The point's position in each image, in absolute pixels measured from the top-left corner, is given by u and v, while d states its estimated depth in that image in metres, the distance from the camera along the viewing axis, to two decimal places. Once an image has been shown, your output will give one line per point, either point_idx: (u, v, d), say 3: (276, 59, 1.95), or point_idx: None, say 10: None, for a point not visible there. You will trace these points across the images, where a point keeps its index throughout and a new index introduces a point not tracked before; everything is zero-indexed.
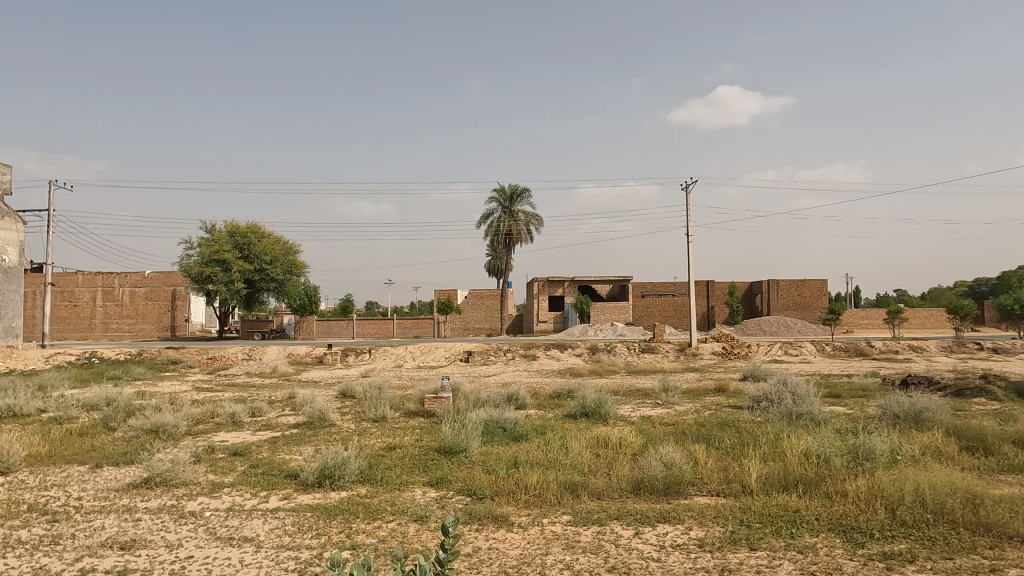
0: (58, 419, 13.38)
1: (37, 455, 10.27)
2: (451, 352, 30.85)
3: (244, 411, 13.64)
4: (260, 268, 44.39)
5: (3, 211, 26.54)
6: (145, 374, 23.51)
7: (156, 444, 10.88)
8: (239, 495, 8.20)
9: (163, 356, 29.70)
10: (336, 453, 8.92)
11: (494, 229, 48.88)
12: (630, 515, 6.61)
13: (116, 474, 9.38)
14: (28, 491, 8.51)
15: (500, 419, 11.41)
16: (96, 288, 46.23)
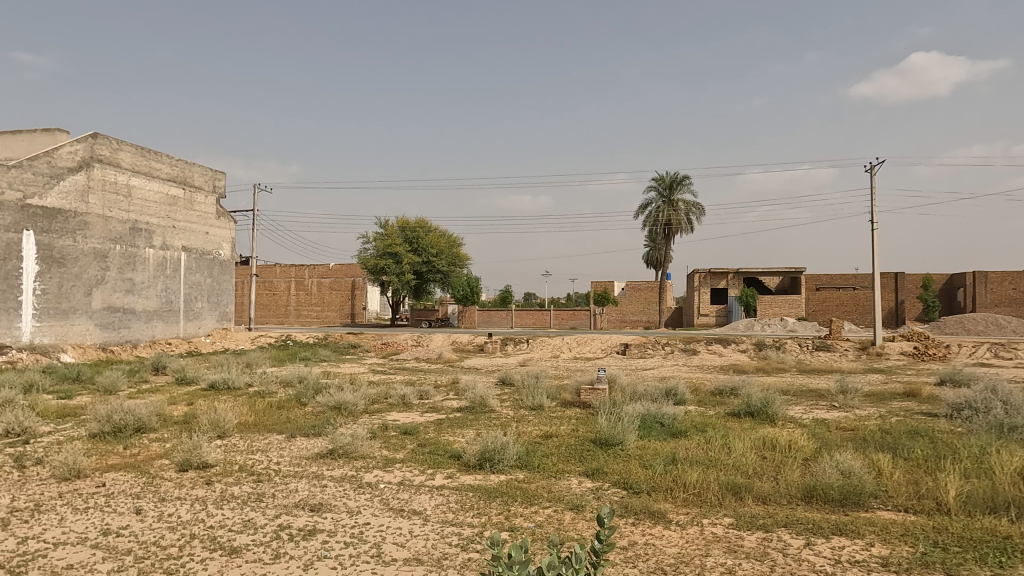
0: (261, 393, 15.33)
1: (246, 423, 11.87)
2: (607, 344, 30.67)
3: (413, 393, 14.62)
4: (427, 260, 47.44)
5: (220, 212, 30.75)
6: (329, 356, 26.06)
7: (339, 419, 12.06)
8: (408, 470, 8.83)
9: (345, 341, 32.77)
10: (496, 437, 9.26)
11: (652, 220, 47.64)
12: (800, 524, 6.15)
13: (307, 443, 10.54)
14: (239, 454, 9.86)
15: (658, 413, 11.15)
16: (290, 279, 51.92)
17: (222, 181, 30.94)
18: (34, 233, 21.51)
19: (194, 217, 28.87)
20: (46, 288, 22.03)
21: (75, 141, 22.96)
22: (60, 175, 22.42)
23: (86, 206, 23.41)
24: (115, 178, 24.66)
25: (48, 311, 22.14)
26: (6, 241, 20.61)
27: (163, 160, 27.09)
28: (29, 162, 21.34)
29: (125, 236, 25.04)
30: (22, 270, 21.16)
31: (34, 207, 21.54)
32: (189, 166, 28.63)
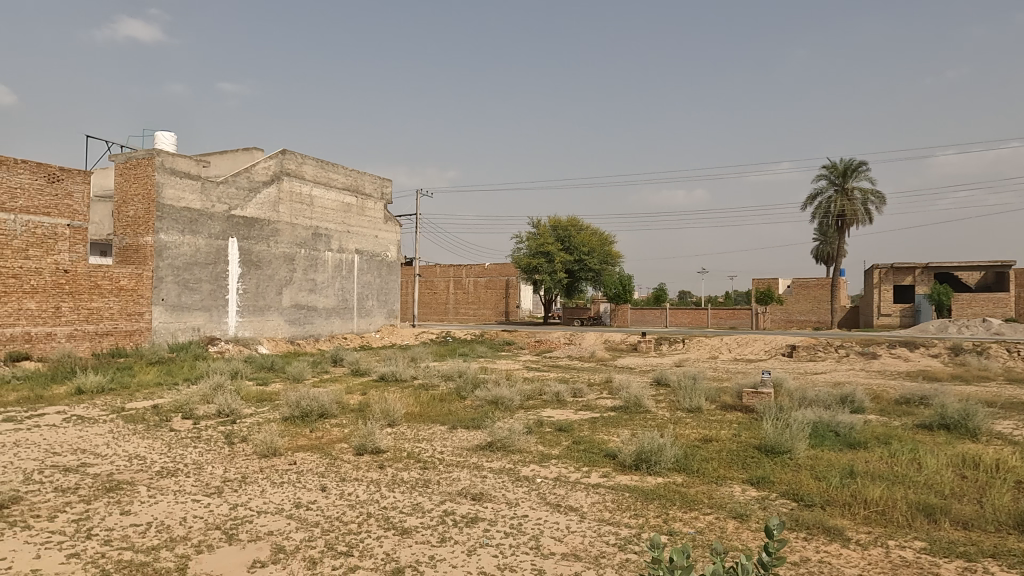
0: (425, 386, 16.32)
1: (413, 413, 12.70)
2: (771, 346, 28.77)
3: (567, 391, 14.75)
4: (579, 258, 47.59)
5: (388, 217, 33.17)
6: (486, 353, 27.08)
7: (497, 413, 12.49)
8: (564, 467, 8.92)
9: (500, 338, 33.87)
10: (653, 438, 9.06)
11: (823, 211, 43.87)
12: (1013, 556, 5.33)
13: (468, 435, 11.04)
14: (407, 441, 10.57)
15: (832, 421, 10.26)
16: (449, 278, 54.68)
17: (389, 188, 33.23)
18: (236, 240, 24.61)
19: (365, 222, 31.41)
20: (247, 288, 25.13)
21: (268, 158, 25.91)
22: (257, 188, 25.44)
23: (277, 215, 26.36)
24: (300, 190, 27.49)
25: (249, 308, 25.23)
26: (216, 247, 23.79)
27: (339, 170, 29.69)
28: (233, 178, 24.42)
29: (308, 241, 27.87)
30: (228, 273, 24.33)
31: (237, 217, 24.65)
32: (361, 175, 31.10)
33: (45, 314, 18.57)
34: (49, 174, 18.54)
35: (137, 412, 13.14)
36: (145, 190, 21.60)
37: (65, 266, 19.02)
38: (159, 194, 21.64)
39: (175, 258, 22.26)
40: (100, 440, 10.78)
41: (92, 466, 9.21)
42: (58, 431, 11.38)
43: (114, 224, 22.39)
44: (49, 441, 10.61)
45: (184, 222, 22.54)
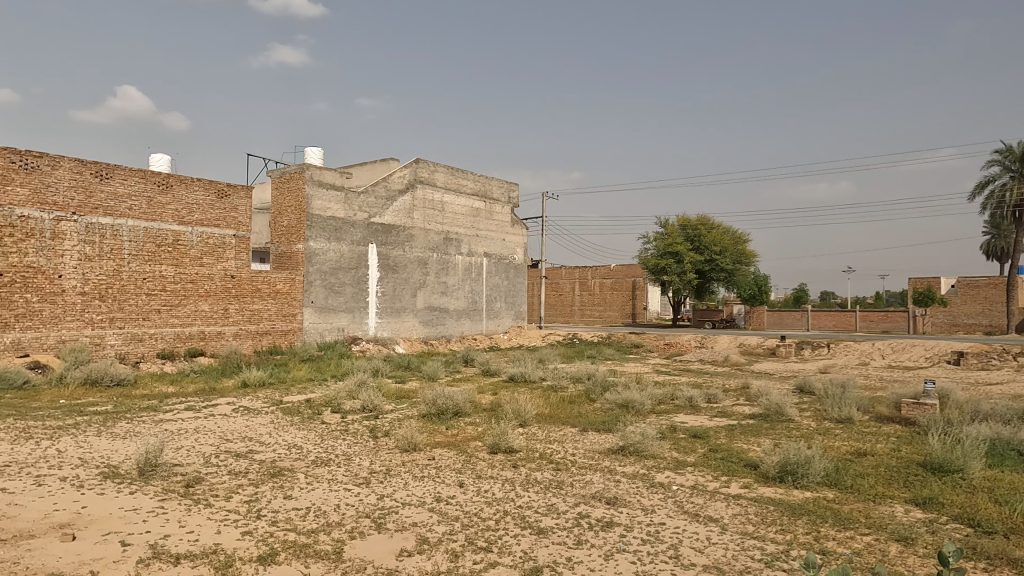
0: (554, 387, 16.44)
1: (544, 414, 12.83)
2: (933, 352, 25.99)
3: (701, 396, 14.24)
4: (711, 258, 45.74)
5: (514, 220, 33.81)
6: (613, 355, 26.77)
7: (628, 417, 12.31)
8: (701, 475, 8.61)
9: (627, 340, 33.36)
10: (799, 449, 8.50)
11: (996, 201, 38.92)
12: None
13: (599, 439, 10.96)
14: (539, 442, 10.70)
15: (1014, 439, 9.08)
16: (574, 280, 54.70)
17: (516, 192, 33.78)
18: (376, 246, 26.18)
19: (493, 226, 32.22)
20: (385, 291, 26.66)
21: (403, 167, 27.32)
22: (394, 197, 26.91)
23: (411, 221, 27.72)
24: (432, 197, 28.73)
25: (387, 310, 26.75)
26: (358, 253, 25.46)
27: (469, 176, 30.64)
28: (372, 188, 26.01)
29: (440, 245, 29.07)
30: (369, 276, 25.94)
31: (376, 224, 26.22)
32: (489, 180, 31.90)
33: (216, 315, 20.84)
34: (218, 191, 20.74)
35: (293, 405, 14.38)
36: (297, 202, 23.58)
37: (232, 271, 21.23)
38: (309, 205, 23.53)
39: (323, 263, 24.10)
40: (264, 430, 11.92)
41: (258, 453, 10.20)
42: (230, 420, 12.72)
43: (271, 234, 24.65)
44: (223, 429, 11.89)
45: (330, 230, 24.35)
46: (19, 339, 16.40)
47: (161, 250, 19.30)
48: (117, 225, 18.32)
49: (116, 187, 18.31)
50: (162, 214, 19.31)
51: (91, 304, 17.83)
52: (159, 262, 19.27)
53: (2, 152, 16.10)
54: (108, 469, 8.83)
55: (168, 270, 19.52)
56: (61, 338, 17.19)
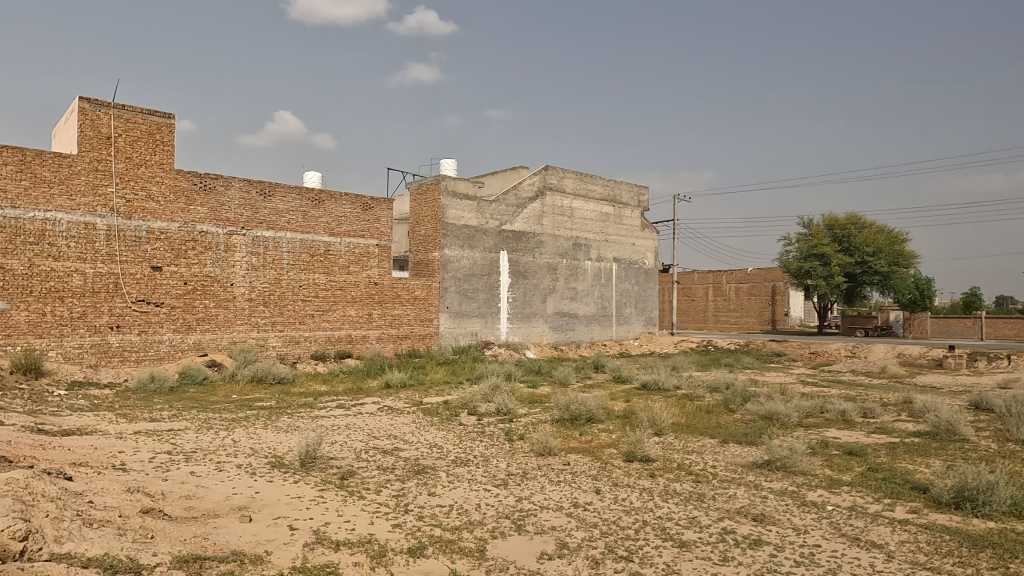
0: (690, 396, 15.89)
1: (680, 424, 12.45)
2: None
3: (855, 410, 13.13)
4: (862, 260, 42.08)
5: (645, 224, 33.17)
6: (752, 364, 25.40)
7: (773, 430, 11.61)
8: (860, 496, 7.94)
9: (768, 348, 31.50)
10: (979, 474, 7.58)
11: None
12: None
13: (741, 451, 10.45)
14: (677, 452, 10.39)
15: None
16: (707, 285, 52.58)
17: (646, 195, 33.09)
18: (507, 253, 26.78)
19: (623, 230, 31.83)
20: (516, 297, 27.18)
21: (533, 175, 27.76)
22: (524, 205, 27.40)
23: (541, 228, 28.07)
24: (561, 203, 28.91)
25: (518, 315, 27.25)
26: (490, 260, 26.20)
27: (597, 181, 30.49)
28: (503, 196, 26.67)
29: (569, 251, 29.19)
30: (500, 283, 26.59)
31: (507, 231, 26.83)
32: (618, 184, 31.54)
33: (362, 319, 22.33)
34: (364, 204, 22.22)
35: (431, 406, 15.05)
36: (433, 212, 24.71)
37: (376, 279, 22.66)
38: (444, 215, 24.58)
39: (457, 270, 25.05)
40: (407, 429, 12.58)
41: (403, 450, 10.78)
42: (376, 419, 13.56)
43: (410, 242, 26.01)
44: (370, 426, 12.71)
45: (464, 238, 25.26)
46: (199, 340, 18.58)
47: (315, 259, 21.02)
48: (278, 238, 20.21)
49: (277, 203, 20.21)
50: (315, 227, 21.03)
51: (256, 309, 19.81)
52: (313, 271, 21.01)
53: (187, 175, 18.33)
54: (275, 459, 9.75)
55: (321, 278, 21.21)
56: (233, 340, 19.25)
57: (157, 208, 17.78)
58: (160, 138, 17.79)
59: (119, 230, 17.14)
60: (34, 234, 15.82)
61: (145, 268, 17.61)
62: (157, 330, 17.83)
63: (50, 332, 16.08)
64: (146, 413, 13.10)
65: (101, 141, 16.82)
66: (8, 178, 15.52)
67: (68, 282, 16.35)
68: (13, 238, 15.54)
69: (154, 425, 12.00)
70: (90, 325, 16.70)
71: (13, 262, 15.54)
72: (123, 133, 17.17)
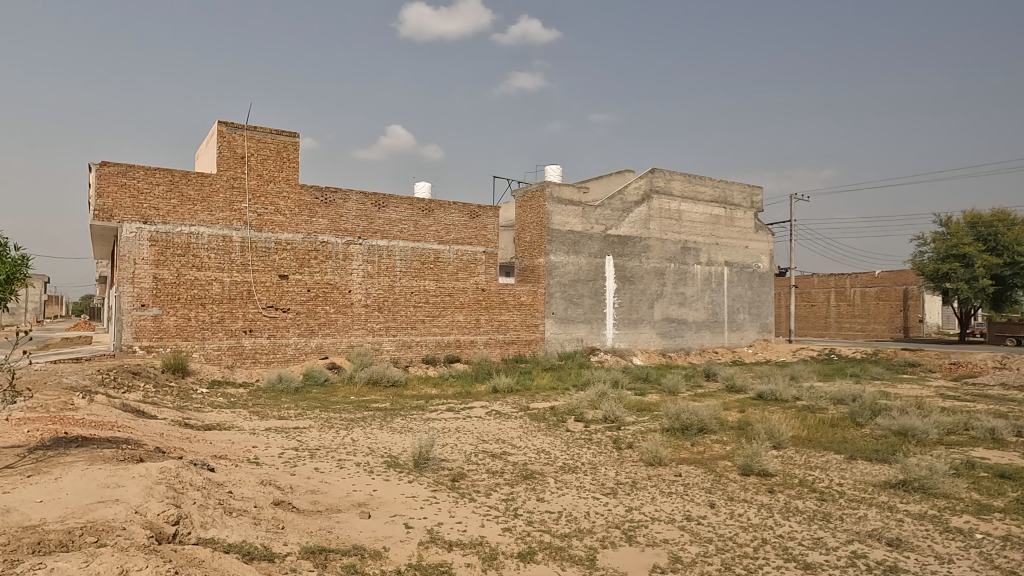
0: (811, 408, 14.92)
1: (801, 437, 11.72)
2: None
3: (1008, 428, 11.77)
4: (1013, 260, 37.78)
5: (759, 226, 31.65)
6: (882, 374, 23.46)
7: (908, 447, 10.66)
8: (1015, 525, 7.11)
9: (900, 358, 28.97)
10: None
11: None
12: None
13: (872, 469, 9.67)
14: (798, 468, 9.79)
15: None
16: (829, 289, 49.24)
17: (760, 195, 31.53)
18: (613, 258, 26.46)
19: (735, 233, 30.55)
20: (622, 302, 26.77)
21: (639, 178, 27.29)
22: (630, 208, 26.99)
23: (648, 232, 27.51)
24: (669, 206, 28.20)
25: (624, 321, 26.82)
26: (596, 265, 26.00)
27: (707, 183, 29.45)
28: (609, 201, 26.41)
29: (677, 255, 28.41)
30: (606, 288, 26.32)
31: (613, 236, 26.52)
32: (730, 185, 30.31)
33: (470, 325, 22.87)
34: (471, 212, 22.76)
35: (538, 412, 15.13)
36: (539, 219, 24.89)
37: (483, 285, 23.14)
38: (549, 221, 24.70)
39: (563, 276, 25.06)
40: (515, 433, 12.71)
41: (511, 455, 10.91)
42: (485, 423, 13.81)
43: (516, 249, 26.33)
44: (480, 430, 12.96)
45: (569, 244, 25.26)
46: (321, 344, 19.79)
47: (425, 266, 21.79)
48: (391, 247, 21.15)
49: (391, 214, 21.15)
50: (425, 235, 21.81)
51: (372, 315, 20.82)
52: (424, 278, 21.78)
53: (309, 189, 19.59)
54: (390, 459, 10.17)
55: (431, 285, 21.95)
56: (350, 344, 20.33)
57: (284, 221, 19.16)
58: (287, 156, 19.13)
59: (251, 242, 18.62)
60: (181, 247, 17.56)
61: (273, 277, 19.02)
62: (284, 334, 19.18)
63: (194, 335, 17.73)
64: (275, 411, 14.12)
65: (236, 161, 18.35)
66: (160, 197, 17.30)
67: (208, 289, 17.98)
68: (164, 250, 17.31)
69: (282, 423, 12.91)
70: (228, 329, 18.26)
71: (164, 272, 17.30)
72: (255, 152, 18.63)
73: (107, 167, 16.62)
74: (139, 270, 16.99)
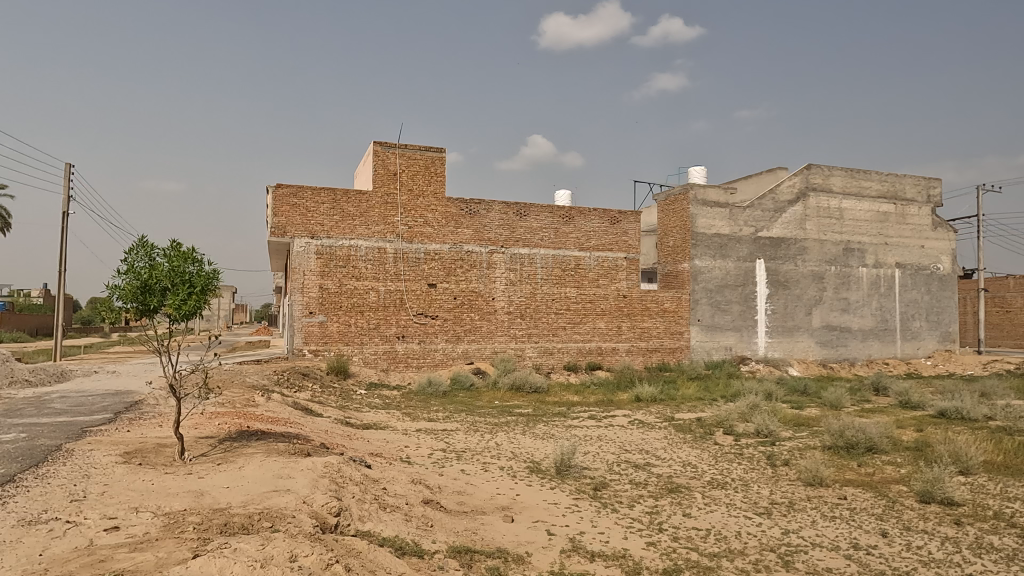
0: (1008, 430, 12.96)
1: (994, 462, 10.23)
2: None
3: None
4: None
5: (937, 222, 28.25)
6: None
7: None
8: None
9: None
10: None
11: None
12: None
13: None
14: (992, 497, 8.54)
15: None
16: None
17: (939, 188, 28.10)
18: (764, 261, 24.91)
19: (907, 231, 27.51)
20: (775, 309, 25.09)
21: (793, 175, 25.48)
22: (783, 208, 25.26)
23: (804, 233, 25.57)
24: (828, 204, 26.02)
25: (778, 329, 25.11)
26: (745, 269, 24.63)
27: (873, 177, 26.79)
28: (758, 201, 24.92)
29: (838, 257, 26.15)
30: (757, 294, 24.81)
31: (764, 238, 24.97)
32: (901, 178, 27.34)
33: (612, 332, 22.58)
34: (611, 218, 22.54)
35: (684, 423, 14.56)
36: (682, 222, 24.06)
37: (624, 291, 22.77)
38: (694, 224, 23.81)
39: (709, 281, 24.01)
40: (659, 444, 12.33)
41: (655, 466, 10.59)
42: (628, 432, 13.54)
43: (659, 253, 25.64)
44: (622, 439, 12.74)
45: (716, 248, 24.15)
46: (467, 349, 20.55)
47: (566, 273, 21.89)
48: (533, 255, 21.50)
49: (532, 222, 21.51)
50: (566, 242, 21.92)
51: (515, 322, 21.28)
52: (564, 284, 21.88)
53: (455, 201, 20.45)
54: (533, 465, 10.30)
55: (572, 291, 21.99)
56: (494, 350, 20.90)
57: (432, 232, 20.18)
58: (435, 171, 20.14)
59: (403, 252, 19.81)
60: (342, 258, 19.10)
61: (423, 285, 20.08)
62: (433, 340, 20.17)
63: (354, 340, 19.19)
64: (425, 413, 14.87)
65: (389, 177, 19.64)
66: (325, 214, 18.97)
67: (366, 298, 19.38)
68: (328, 262, 18.93)
69: (431, 425, 13.55)
70: (383, 335, 19.54)
71: (328, 282, 18.92)
72: (406, 168, 19.80)
73: (281, 189, 18.53)
74: (307, 280, 18.73)
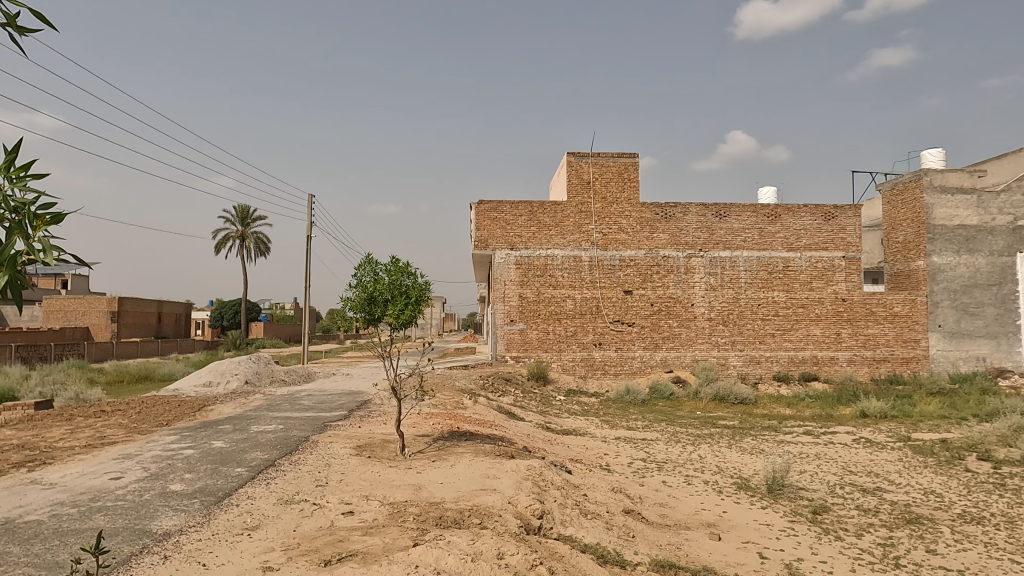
0: None
1: None
2: None
3: None
4: None
5: None
6: None
7: None
8: None
9: None
10: None
11: None
12: None
13: None
14: None
15: None
16: None
17: None
18: None
19: None
20: None
21: None
22: None
23: None
24: None
25: None
26: (1000, 266, 20.82)
27: None
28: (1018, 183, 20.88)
29: None
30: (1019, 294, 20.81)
31: None
32: None
33: (829, 339, 20.43)
34: (825, 214, 20.48)
35: (924, 444, 12.65)
36: (914, 214, 21.05)
37: (843, 295, 20.46)
38: (929, 215, 20.71)
39: (952, 281, 20.69)
40: (892, 467, 10.84)
41: (887, 492, 9.33)
42: (852, 451, 12.13)
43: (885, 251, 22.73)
44: (846, 459, 11.43)
45: (960, 241, 20.75)
46: (665, 358, 19.97)
47: (773, 276, 20.33)
48: (735, 257, 20.32)
49: (733, 224, 20.34)
50: (773, 243, 20.38)
51: (716, 329, 20.24)
52: (771, 289, 20.34)
53: (650, 206, 20.10)
54: (741, 480, 9.66)
55: (780, 295, 20.36)
56: (695, 358, 20.06)
57: (627, 239, 20.01)
58: (628, 176, 19.97)
59: (598, 260, 19.92)
60: (540, 268, 19.75)
61: (618, 292, 19.97)
62: (630, 348, 19.95)
63: (553, 347, 19.68)
64: (624, 422, 14.73)
65: (583, 186, 19.88)
66: (523, 225, 19.79)
67: (563, 306, 19.80)
68: (526, 271, 19.70)
69: (631, 433, 13.37)
70: (579, 342, 19.79)
71: (527, 291, 19.67)
72: (599, 176, 19.91)
73: (483, 205, 19.72)
74: (508, 290, 19.66)
